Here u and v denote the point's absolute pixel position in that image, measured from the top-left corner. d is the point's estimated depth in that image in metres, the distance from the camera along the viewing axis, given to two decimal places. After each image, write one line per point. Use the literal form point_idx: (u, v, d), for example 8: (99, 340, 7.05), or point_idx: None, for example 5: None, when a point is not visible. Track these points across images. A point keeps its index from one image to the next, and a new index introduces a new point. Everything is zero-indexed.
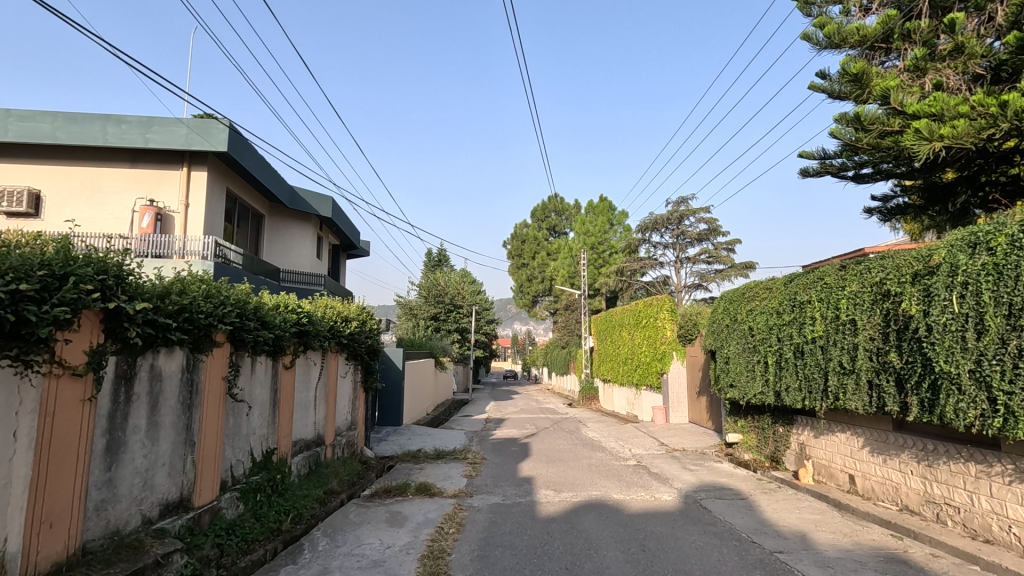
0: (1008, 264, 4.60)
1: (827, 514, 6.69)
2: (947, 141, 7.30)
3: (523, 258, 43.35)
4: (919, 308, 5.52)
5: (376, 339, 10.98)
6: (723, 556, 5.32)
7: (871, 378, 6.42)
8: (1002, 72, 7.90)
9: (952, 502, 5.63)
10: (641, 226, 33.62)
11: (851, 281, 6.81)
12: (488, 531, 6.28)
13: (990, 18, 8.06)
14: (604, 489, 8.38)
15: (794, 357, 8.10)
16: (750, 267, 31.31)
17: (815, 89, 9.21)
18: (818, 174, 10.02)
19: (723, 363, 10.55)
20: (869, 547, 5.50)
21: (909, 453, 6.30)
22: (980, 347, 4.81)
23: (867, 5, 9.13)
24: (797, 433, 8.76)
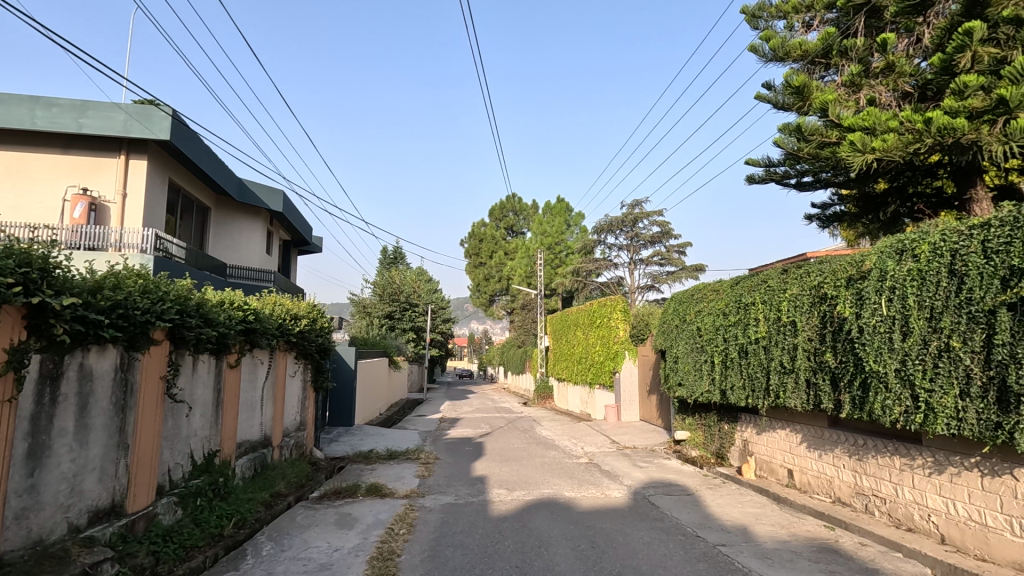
0: (931, 269, 4.94)
1: (767, 508, 6.99)
2: (878, 153, 7.75)
3: (480, 258, 43.26)
4: (852, 310, 5.84)
5: (327, 338, 10.72)
6: (668, 551, 5.46)
7: (808, 377, 6.74)
8: (928, 90, 8.40)
9: (880, 493, 5.98)
10: (596, 227, 34.09)
11: (791, 284, 7.14)
12: (439, 531, 6.24)
13: (918, 40, 8.61)
14: (556, 487, 8.48)
15: (739, 357, 8.41)
16: (699, 269, 32.30)
17: (760, 99, 9.60)
18: (762, 181, 10.44)
19: (672, 362, 10.84)
20: (805, 538, 5.77)
21: (842, 448, 6.65)
22: (905, 347, 5.13)
23: (809, 21, 9.58)
24: (741, 429, 9.10)
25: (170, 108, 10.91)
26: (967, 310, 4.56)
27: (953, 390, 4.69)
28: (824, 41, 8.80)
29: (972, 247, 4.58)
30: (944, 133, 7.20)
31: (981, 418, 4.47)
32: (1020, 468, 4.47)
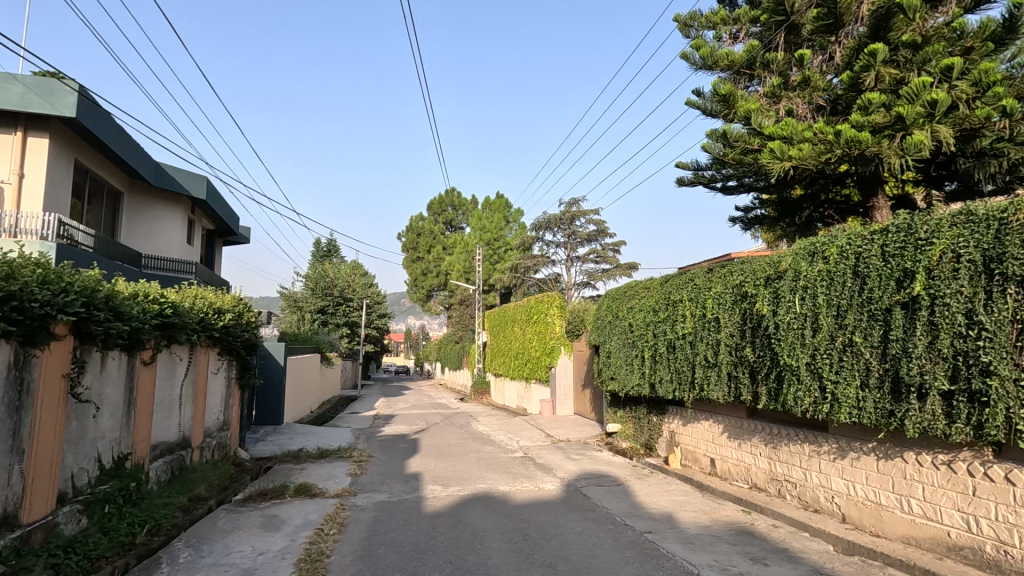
0: (838, 271, 5.35)
1: (690, 495, 7.36)
2: (795, 161, 8.31)
3: (418, 252, 42.63)
4: (769, 308, 6.24)
5: (254, 333, 10.23)
6: (599, 540, 5.62)
7: (730, 370, 7.14)
8: (838, 105, 9.07)
9: (791, 478, 6.43)
10: (534, 224, 34.45)
11: (716, 283, 7.51)
12: (372, 529, 6.14)
13: (830, 58, 9.28)
14: (491, 482, 8.52)
15: (667, 352, 8.77)
16: (633, 267, 33.37)
17: (690, 105, 10.00)
18: (691, 184, 10.91)
19: (605, 357, 11.15)
20: (725, 523, 6.11)
21: (759, 437, 7.08)
22: (815, 342, 5.53)
23: (735, 33, 10.10)
24: (668, 421, 9.50)
25: (77, 83, 10.03)
26: (868, 309, 4.97)
27: (855, 382, 5.10)
28: (749, 53, 9.30)
29: (872, 250, 5.01)
30: (851, 145, 7.79)
31: (878, 407, 4.89)
32: (909, 451, 4.93)
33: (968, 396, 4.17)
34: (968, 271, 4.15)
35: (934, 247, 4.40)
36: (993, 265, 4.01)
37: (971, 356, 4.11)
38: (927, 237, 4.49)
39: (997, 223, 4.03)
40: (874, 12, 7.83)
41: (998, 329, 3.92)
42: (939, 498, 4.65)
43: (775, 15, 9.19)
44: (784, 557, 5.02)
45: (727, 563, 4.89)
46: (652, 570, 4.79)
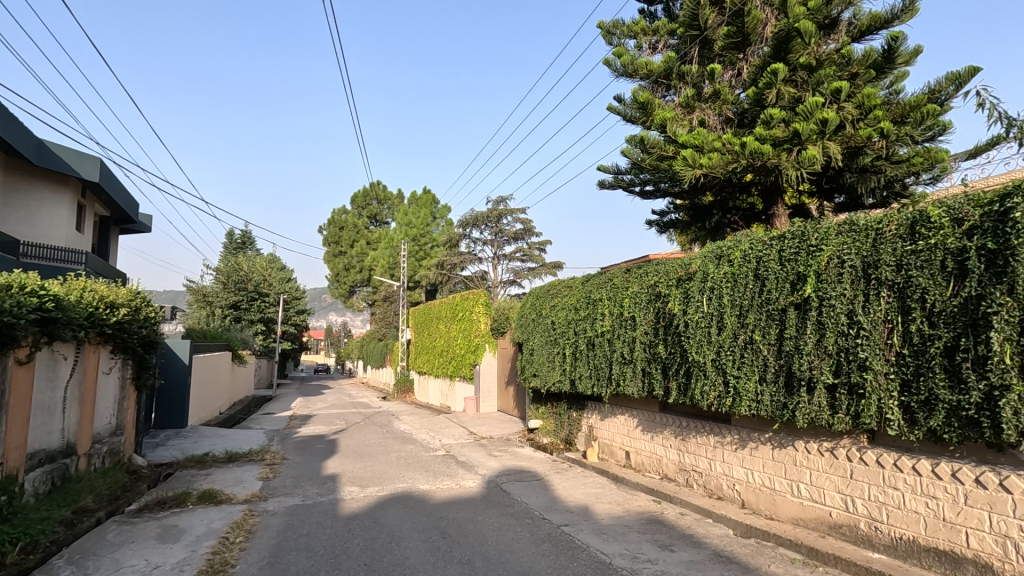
0: (741, 273, 5.73)
1: (606, 487, 7.63)
2: (705, 169, 8.79)
3: (341, 246, 41.27)
4: (680, 307, 6.58)
5: (154, 330, 9.46)
6: (516, 535, 5.70)
7: (644, 366, 7.46)
8: (745, 118, 9.69)
9: (698, 468, 6.82)
10: (462, 220, 34.26)
11: (632, 282, 7.82)
12: (283, 535, 5.86)
13: (739, 73, 9.91)
14: (411, 481, 8.41)
15: (587, 349, 9.03)
16: (558, 266, 34.00)
17: (611, 110, 10.32)
18: (611, 187, 11.28)
19: (528, 354, 11.31)
20: (636, 512, 6.39)
21: (669, 430, 7.45)
22: (720, 340, 5.90)
23: (654, 44, 10.56)
24: (587, 417, 9.76)
25: None
26: (767, 309, 5.37)
27: (754, 377, 5.49)
28: (666, 63, 9.73)
29: (771, 255, 5.41)
30: (754, 157, 8.36)
31: (773, 400, 5.29)
32: (799, 440, 5.38)
33: (848, 388, 4.60)
34: (850, 275, 4.58)
35: (823, 253, 4.82)
36: (870, 270, 4.44)
37: (850, 352, 4.55)
38: (817, 244, 4.91)
39: (874, 233, 4.47)
40: (777, 34, 8.48)
41: (873, 327, 4.36)
42: (823, 481, 5.10)
43: (691, 29, 9.69)
44: (689, 543, 5.32)
45: (637, 551, 5.12)
46: (566, 561, 4.91)
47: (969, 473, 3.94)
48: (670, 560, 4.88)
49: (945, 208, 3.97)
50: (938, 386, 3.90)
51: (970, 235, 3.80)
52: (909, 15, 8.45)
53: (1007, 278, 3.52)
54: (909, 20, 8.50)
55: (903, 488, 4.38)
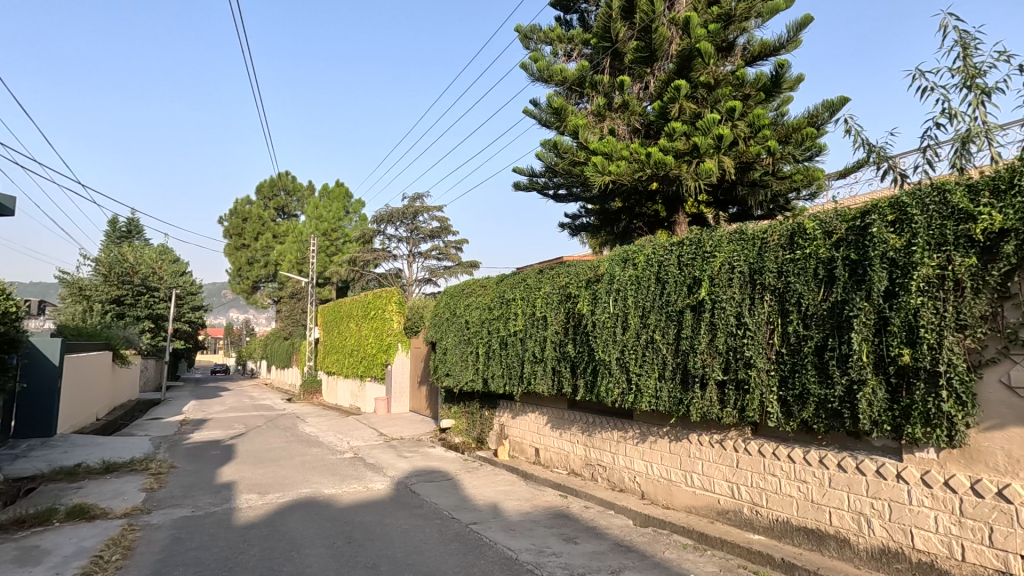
0: (644, 276, 6.05)
1: (515, 484, 7.75)
2: (613, 176, 9.16)
3: (243, 239, 38.75)
4: (588, 308, 6.82)
5: (14, 327, 8.36)
6: (424, 536, 5.64)
7: (554, 365, 7.66)
8: (651, 129, 10.20)
9: (603, 462, 7.10)
10: (376, 216, 33.37)
11: (544, 283, 7.99)
12: (168, 550, 5.41)
13: (646, 86, 10.45)
14: (316, 485, 8.07)
15: (500, 348, 9.11)
16: (473, 266, 34.01)
17: (527, 113, 10.50)
18: (526, 189, 11.48)
19: (441, 353, 11.22)
20: (544, 508, 6.54)
21: (577, 426, 7.69)
22: (624, 339, 6.19)
23: (569, 52, 10.89)
24: (499, 415, 9.86)
25: None
26: (666, 310, 5.70)
27: (653, 374, 5.81)
28: (580, 71, 10.04)
29: (671, 260, 5.75)
30: (658, 167, 8.85)
31: (670, 396, 5.63)
32: (692, 433, 5.77)
33: (735, 384, 5.00)
34: (739, 281, 4.97)
35: (716, 260, 5.20)
36: (756, 276, 4.85)
37: (737, 351, 4.94)
38: (711, 250, 5.28)
39: (759, 242, 4.89)
40: (680, 52, 9.05)
41: (757, 328, 4.77)
42: (713, 471, 5.49)
43: (603, 41, 10.09)
44: (592, 535, 5.53)
45: (542, 545, 5.25)
46: (474, 559, 4.93)
47: (833, 459, 4.42)
48: (574, 552, 5.05)
49: (817, 221, 4.42)
50: (810, 381, 4.34)
51: (837, 246, 4.25)
52: (793, 46, 9.33)
53: (865, 285, 3.98)
54: (793, 50, 9.37)
55: (780, 474, 4.83)
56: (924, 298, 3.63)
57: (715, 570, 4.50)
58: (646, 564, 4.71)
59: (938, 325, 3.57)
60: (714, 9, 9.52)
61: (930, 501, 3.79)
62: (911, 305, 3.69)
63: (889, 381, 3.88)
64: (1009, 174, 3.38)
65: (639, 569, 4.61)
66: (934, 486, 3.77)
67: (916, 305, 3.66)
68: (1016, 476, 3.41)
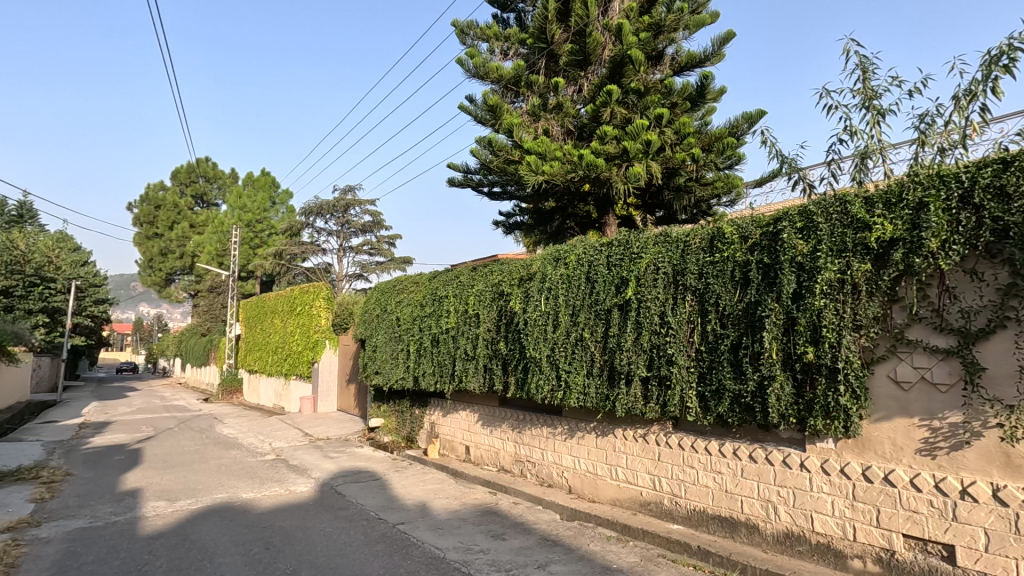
0: (575, 275, 6.17)
1: (444, 483, 7.69)
2: (546, 176, 9.27)
3: (156, 227, 36.07)
4: (520, 306, 6.88)
5: None
6: (348, 538, 5.48)
7: (486, 362, 7.67)
8: (583, 131, 10.42)
9: (532, 458, 7.19)
10: (304, 208, 32.06)
11: (477, 281, 7.97)
12: (60, 566, 4.93)
13: (580, 89, 10.65)
14: (232, 490, 7.63)
15: (431, 345, 9.00)
16: (407, 262, 33.42)
17: (462, 109, 10.42)
18: (460, 185, 11.40)
19: (371, 351, 10.94)
20: (472, 505, 6.53)
21: (507, 423, 7.73)
22: (554, 337, 6.29)
23: (505, 50, 10.92)
24: (429, 413, 9.75)
25: None
26: (595, 309, 5.85)
27: (582, 371, 5.94)
28: (515, 70, 10.11)
29: (600, 260, 5.90)
30: (589, 169, 9.05)
31: (597, 392, 5.78)
32: (617, 428, 5.96)
33: (658, 380, 5.20)
34: (663, 281, 5.17)
35: (642, 261, 5.38)
36: (679, 277, 5.07)
37: (661, 349, 5.14)
38: (638, 251, 5.46)
39: (682, 245, 5.10)
40: (612, 58, 9.30)
41: (678, 327, 4.98)
42: (636, 464, 5.70)
43: (539, 41, 10.20)
44: (519, 531, 5.58)
45: (470, 543, 5.24)
46: (400, 560, 4.84)
47: (745, 451, 4.69)
48: (501, 549, 5.08)
49: (735, 227, 4.68)
50: (726, 377, 4.59)
51: (752, 250, 4.52)
52: (717, 59, 9.82)
53: (775, 288, 4.26)
54: (717, 63, 9.86)
55: (697, 466, 5.08)
56: (826, 300, 3.92)
57: (636, 560, 4.67)
58: (572, 557, 4.81)
59: (838, 325, 3.87)
60: (645, 19, 9.84)
61: (829, 487, 4.11)
62: (815, 306, 3.97)
63: (795, 377, 4.16)
64: (899, 188, 3.71)
65: (565, 563, 4.70)
66: (832, 473, 4.10)
67: (820, 306, 3.95)
68: (900, 463, 3.76)
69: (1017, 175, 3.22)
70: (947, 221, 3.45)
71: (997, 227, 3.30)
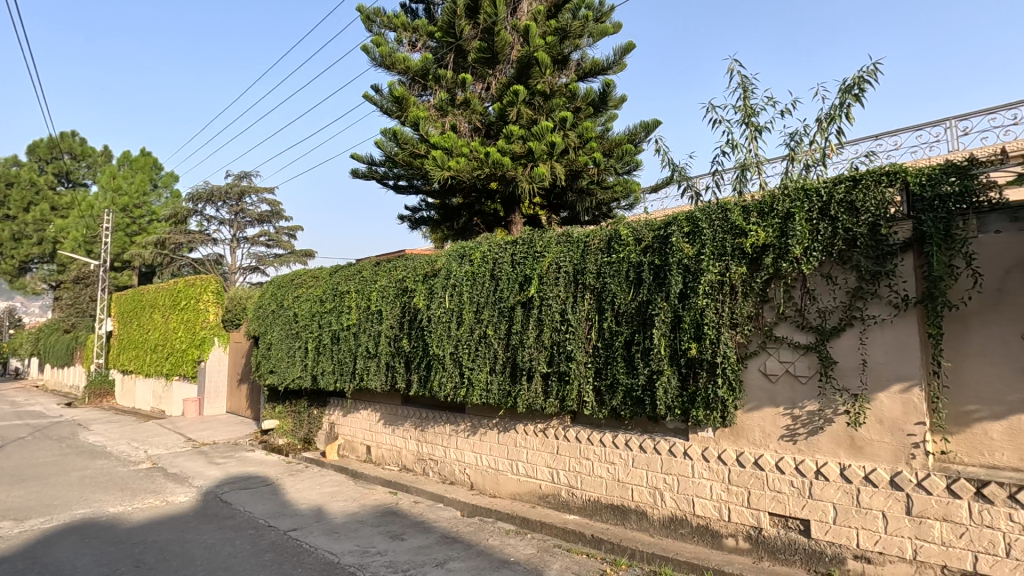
0: (479, 272, 6.18)
1: (343, 485, 7.42)
2: (453, 172, 9.20)
3: (6, 208, 31.48)
4: (423, 302, 6.77)
5: None
6: (233, 549, 5.11)
7: (388, 360, 7.49)
8: (491, 130, 10.50)
9: (434, 456, 7.12)
10: (192, 194, 29.52)
11: (380, 276, 7.75)
12: None
13: (488, 87, 10.69)
14: (97, 504, 6.85)
15: (331, 343, 8.64)
16: (308, 256, 31.81)
17: (367, 98, 10.07)
18: (364, 177, 11.02)
19: (265, 348, 10.29)
20: (372, 507, 6.36)
21: (410, 422, 7.60)
22: (458, 333, 6.27)
23: (413, 41, 10.70)
24: (328, 413, 9.34)
25: None
26: (498, 306, 5.91)
27: (485, 368, 5.97)
28: (423, 63, 9.93)
29: (504, 258, 5.96)
30: (495, 166, 9.13)
31: (500, 388, 5.84)
32: (518, 423, 6.06)
33: (558, 376, 5.35)
34: (564, 280, 5.32)
35: (544, 259, 5.51)
36: (579, 276, 5.24)
37: (560, 345, 5.29)
38: (540, 250, 5.58)
39: (583, 245, 5.28)
40: (520, 58, 9.45)
41: (577, 324, 5.15)
42: (536, 458, 5.83)
43: (447, 36, 10.12)
44: (419, 530, 5.51)
45: (367, 546, 5.08)
46: (291, 569, 4.60)
47: (635, 442, 4.96)
48: (400, 549, 4.98)
49: (631, 230, 4.91)
50: (619, 372, 4.82)
51: (645, 252, 4.77)
52: (619, 68, 10.27)
53: (665, 288, 4.53)
54: (619, 72, 10.31)
55: (593, 458, 5.28)
56: (708, 300, 4.24)
57: (533, 552, 4.78)
58: (470, 553, 4.83)
59: (717, 323, 4.20)
60: (552, 23, 10.09)
61: (708, 472, 4.45)
62: (698, 305, 4.29)
63: (680, 371, 4.47)
64: (771, 199, 4.07)
65: (463, 559, 4.71)
66: (710, 460, 4.44)
67: (702, 305, 4.26)
68: (767, 448, 4.16)
69: (864, 193, 3.66)
70: (809, 230, 3.85)
71: (848, 237, 3.73)
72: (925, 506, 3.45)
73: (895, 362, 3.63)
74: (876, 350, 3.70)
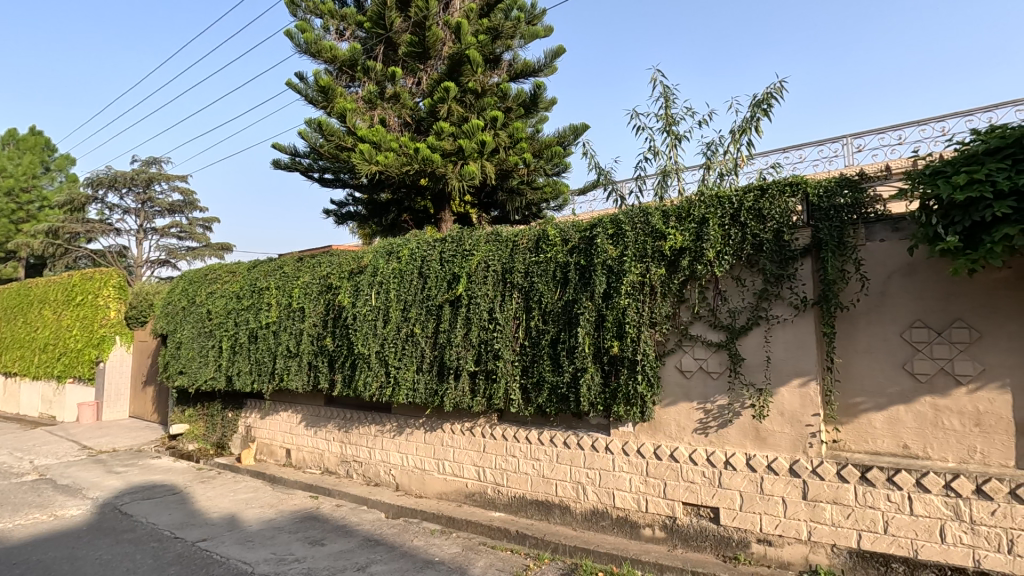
0: (407, 270, 6.09)
1: (259, 491, 7.06)
2: (381, 167, 8.98)
3: None
4: (348, 300, 6.57)
5: None
6: (133, 564, 4.73)
7: (310, 360, 7.20)
8: (422, 126, 10.25)
9: (358, 458, 6.93)
10: (91, 179, 27.01)
11: (303, 272, 7.45)
12: None
13: (419, 82, 10.53)
14: None
15: (248, 341, 8.20)
16: (225, 249, 29.97)
17: (291, 86, 9.63)
18: (287, 168, 10.53)
19: (174, 348, 9.60)
20: (290, 512, 6.10)
21: (333, 423, 7.34)
22: (385, 332, 6.14)
23: (342, 30, 10.35)
24: (245, 416, 8.85)
25: None
26: (426, 304, 5.85)
27: (411, 367, 5.89)
28: (351, 53, 9.61)
29: (433, 256, 5.90)
30: (425, 162, 9.00)
31: (426, 387, 5.77)
32: (445, 422, 6.01)
33: (485, 374, 5.36)
34: (492, 279, 5.35)
35: (472, 258, 5.50)
36: (507, 276, 5.28)
37: (488, 344, 5.31)
38: (469, 249, 5.57)
39: (511, 245, 5.33)
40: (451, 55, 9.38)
41: (505, 323, 5.19)
42: (463, 457, 5.81)
43: (377, 27, 9.86)
44: (340, 534, 5.35)
45: (283, 553, 4.86)
46: None
47: (560, 438, 5.06)
48: (319, 555, 4.81)
49: (558, 231, 4.99)
50: (545, 370, 4.90)
51: (571, 253, 4.87)
52: (550, 71, 10.44)
53: (590, 288, 4.65)
54: (549, 75, 10.48)
55: (519, 455, 5.34)
56: (630, 299, 4.41)
57: (457, 551, 4.77)
58: (394, 555, 4.74)
59: (638, 322, 4.38)
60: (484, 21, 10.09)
61: (627, 465, 4.62)
62: (620, 305, 4.44)
63: (602, 368, 4.61)
64: (688, 205, 4.28)
65: (386, 562, 4.61)
66: (630, 453, 4.61)
67: (624, 305, 4.42)
68: (682, 440, 4.38)
69: (770, 202, 3.92)
70: (722, 235, 4.08)
71: (756, 242, 4.00)
72: (819, 491, 3.76)
73: (794, 358, 3.93)
74: (779, 347, 3.99)
